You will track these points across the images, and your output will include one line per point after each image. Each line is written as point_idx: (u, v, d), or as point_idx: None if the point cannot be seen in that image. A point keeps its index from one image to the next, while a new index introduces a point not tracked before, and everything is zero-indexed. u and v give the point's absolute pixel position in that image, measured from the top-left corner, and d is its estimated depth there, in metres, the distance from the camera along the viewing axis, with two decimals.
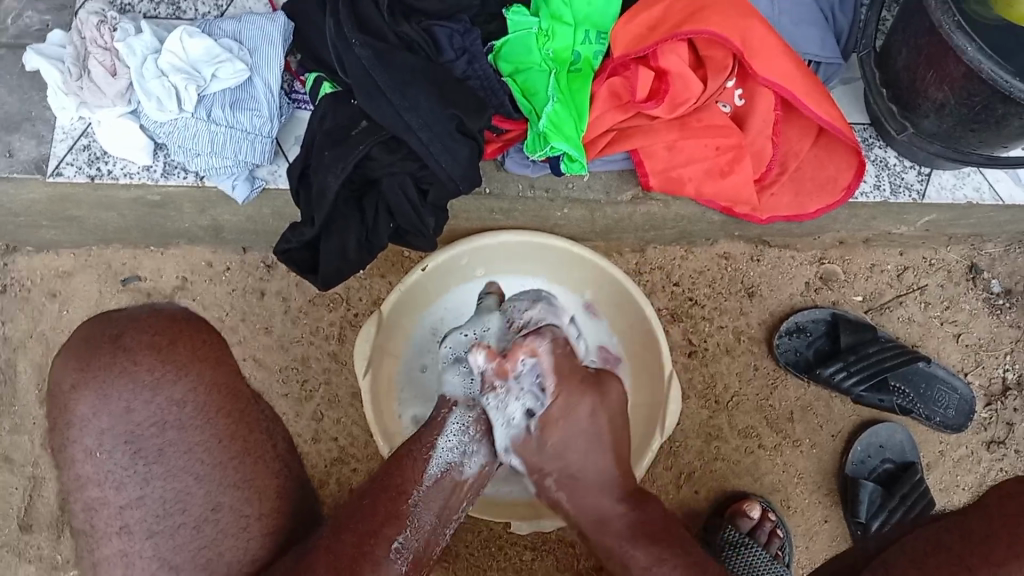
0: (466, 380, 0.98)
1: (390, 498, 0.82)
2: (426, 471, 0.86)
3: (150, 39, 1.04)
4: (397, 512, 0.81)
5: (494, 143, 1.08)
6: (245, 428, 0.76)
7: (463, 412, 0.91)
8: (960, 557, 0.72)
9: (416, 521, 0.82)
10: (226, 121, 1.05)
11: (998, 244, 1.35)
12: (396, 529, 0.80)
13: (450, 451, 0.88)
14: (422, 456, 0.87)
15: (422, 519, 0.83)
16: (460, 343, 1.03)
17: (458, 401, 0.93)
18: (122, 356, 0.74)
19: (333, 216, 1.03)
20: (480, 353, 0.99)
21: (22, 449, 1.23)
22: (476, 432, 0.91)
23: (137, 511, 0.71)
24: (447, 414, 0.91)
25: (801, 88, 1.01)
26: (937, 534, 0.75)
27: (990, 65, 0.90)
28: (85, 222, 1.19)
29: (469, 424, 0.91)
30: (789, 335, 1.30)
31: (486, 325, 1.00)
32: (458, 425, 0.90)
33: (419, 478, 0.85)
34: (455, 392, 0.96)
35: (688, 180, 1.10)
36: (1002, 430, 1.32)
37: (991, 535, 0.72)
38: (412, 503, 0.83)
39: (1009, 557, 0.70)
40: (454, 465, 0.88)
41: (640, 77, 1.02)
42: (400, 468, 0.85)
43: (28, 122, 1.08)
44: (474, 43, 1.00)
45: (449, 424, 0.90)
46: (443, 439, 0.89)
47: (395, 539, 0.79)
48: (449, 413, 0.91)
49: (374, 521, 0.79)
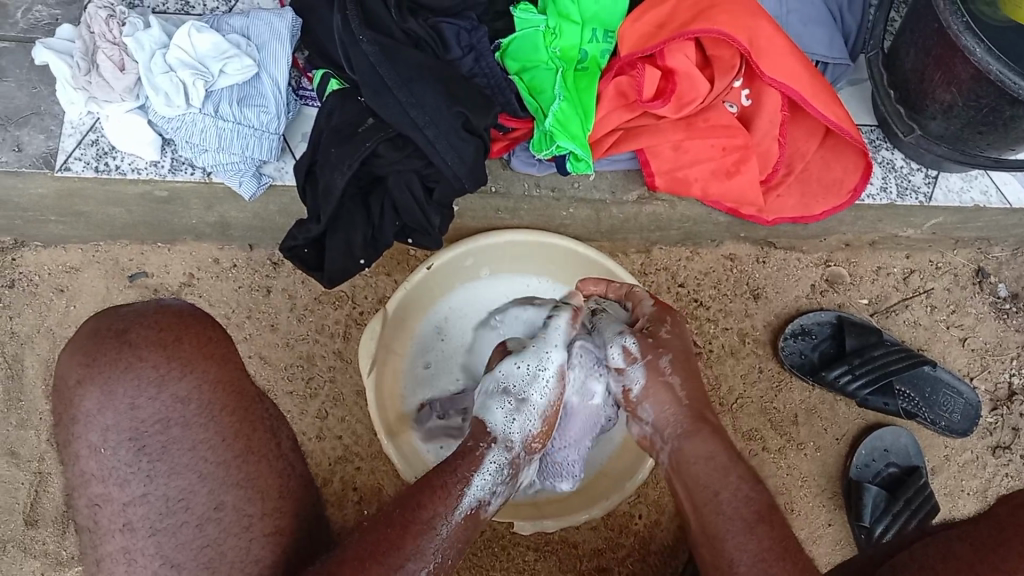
0: (511, 418, 0.92)
1: (417, 531, 0.76)
2: (460, 504, 0.82)
3: (160, 35, 1.05)
4: (422, 548, 0.75)
5: (501, 141, 1.08)
6: (249, 427, 0.76)
7: (500, 452, 0.89)
8: (969, 564, 0.71)
9: (441, 558, 0.77)
10: (234, 117, 1.05)
11: (1005, 248, 1.35)
12: (421, 565, 0.74)
13: (483, 490, 0.85)
14: (456, 490, 0.83)
15: (446, 558, 0.78)
16: (514, 375, 0.96)
17: (496, 439, 0.90)
18: (128, 351, 0.74)
19: (339, 214, 1.04)
20: (531, 398, 0.94)
21: (28, 444, 1.23)
22: (507, 474, 0.89)
23: (141, 507, 0.71)
24: (483, 451, 0.88)
25: (808, 88, 1.01)
26: (948, 543, 0.74)
27: (998, 66, 0.90)
28: (93, 217, 1.19)
29: (504, 466, 0.89)
30: (795, 336, 1.30)
31: (543, 368, 0.96)
32: (495, 464, 0.88)
33: (450, 515, 0.80)
34: (495, 426, 0.91)
35: (694, 181, 1.10)
36: (1008, 435, 1.32)
37: (1005, 542, 0.71)
38: (438, 542, 0.77)
39: (1020, 565, 0.69)
40: (483, 504, 0.85)
41: (646, 76, 1.01)
42: (430, 500, 0.80)
43: (37, 117, 1.09)
44: (480, 40, 1.01)
45: (486, 463, 0.87)
46: (478, 477, 0.86)
47: (420, 575, 0.74)
48: (487, 451, 0.89)
49: (400, 555, 0.73)
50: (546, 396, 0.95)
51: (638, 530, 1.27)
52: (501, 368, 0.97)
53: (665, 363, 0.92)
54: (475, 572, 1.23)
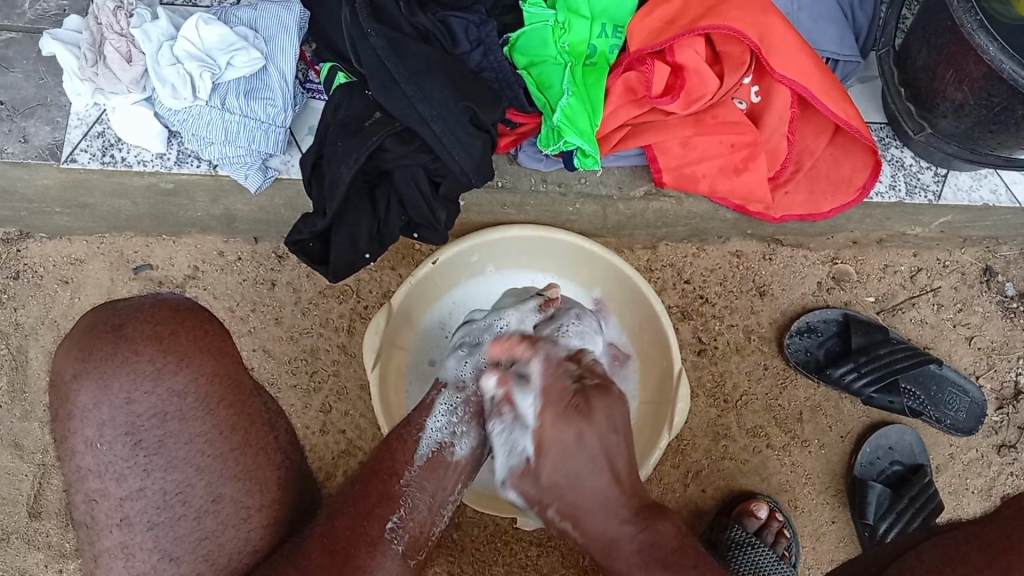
0: (463, 362, 0.97)
1: (382, 479, 0.82)
2: (417, 452, 0.86)
3: (167, 26, 1.05)
4: (387, 493, 0.80)
5: (507, 136, 1.06)
6: (247, 420, 0.76)
7: (450, 395, 0.94)
8: (979, 567, 0.71)
9: (409, 501, 0.81)
10: (239, 109, 1.04)
11: (1013, 247, 1.34)
12: (389, 510, 0.79)
13: (440, 431, 0.89)
14: (414, 436, 0.88)
15: (415, 500, 0.82)
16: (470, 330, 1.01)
17: (448, 384, 0.95)
18: (124, 346, 0.74)
19: (345, 209, 1.03)
20: (483, 341, 0.99)
21: (32, 436, 1.23)
22: (465, 415, 0.92)
23: (137, 502, 0.71)
24: (435, 397, 0.93)
25: (818, 86, 1.01)
26: (954, 541, 0.74)
27: (1011, 65, 0.89)
28: (98, 209, 1.19)
29: (458, 406, 0.92)
30: (800, 334, 1.30)
31: (499, 319, 1.01)
32: (446, 406, 0.92)
33: (408, 460, 0.85)
34: (447, 373, 0.96)
35: (702, 177, 1.09)
36: (1013, 434, 1.31)
37: (1013, 547, 0.72)
38: (404, 484, 0.83)
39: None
40: (445, 444, 0.88)
41: (655, 72, 1.01)
42: (390, 452, 0.85)
43: (44, 108, 1.08)
44: (489, 35, 1.00)
45: (438, 406, 0.92)
46: (432, 419, 0.90)
47: (389, 522, 0.77)
48: (437, 396, 0.94)
49: (367, 504, 0.78)
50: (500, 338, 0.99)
51: None
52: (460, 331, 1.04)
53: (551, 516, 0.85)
54: (478, 565, 1.24)
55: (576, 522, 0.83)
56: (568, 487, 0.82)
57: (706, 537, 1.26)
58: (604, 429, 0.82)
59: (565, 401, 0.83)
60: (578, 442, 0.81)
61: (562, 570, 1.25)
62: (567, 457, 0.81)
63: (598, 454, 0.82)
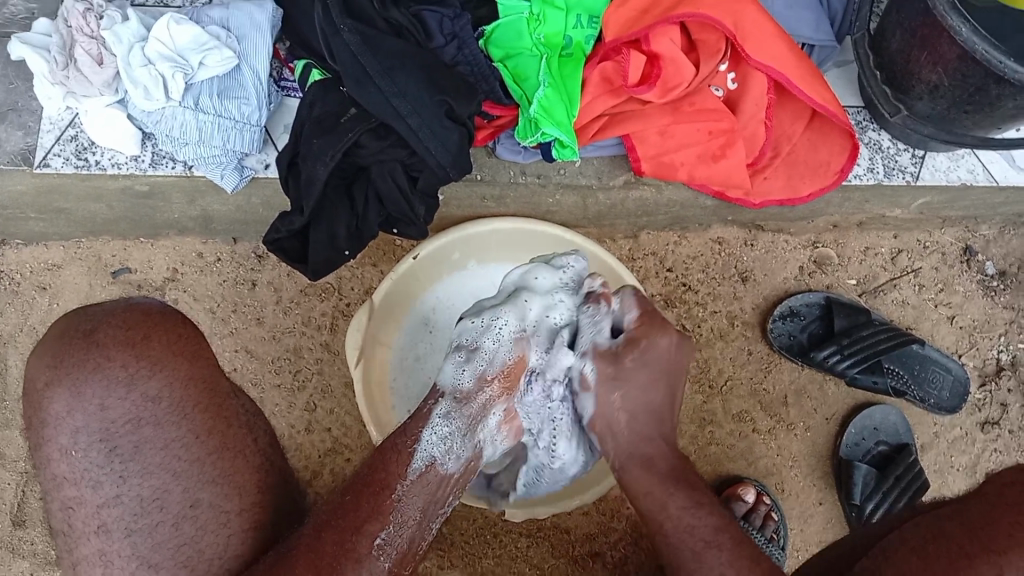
0: (461, 369, 0.91)
1: (373, 492, 0.78)
2: (410, 465, 0.82)
3: (138, 27, 1.03)
4: (380, 508, 0.77)
5: (485, 129, 1.07)
6: (223, 423, 0.75)
7: (449, 404, 0.89)
8: (960, 547, 0.71)
9: (400, 516, 0.78)
10: (214, 110, 1.03)
11: (992, 226, 1.34)
12: (380, 525, 0.76)
13: (435, 445, 0.84)
14: (407, 449, 0.83)
15: (406, 515, 0.79)
16: (466, 330, 0.94)
17: (445, 393, 0.90)
18: (97, 351, 0.73)
19: (321, 205, 1.03)
20: (482, 346, 0.92)
21: (14, 444, 1.22)
22: (461, 427, 0.88)
23: (115, 509, 0.70)
24: (431, 407, 0.88)
25: (793, 71, 1.00)
26: (936, 522, 0.74)
27: (984, 47, 0.90)
28: (74, 213, 1.17)
29: (456, 413, 0.88)
30: (784, 318, 1.30)
31: (498, 318, 0.94)
32: (444, 415, 0.87)
33: (403, 473, 0.81)
34: (445, 381, 0.90)
35: (681, 165, 1.09)
36: (996, 411, 1.33)
37: (993, 523, 0.72)
38: (396, 499, 0.79)
39: (1009, 546, 0.70)
40: (439, 460, 0.84)
41: (631, 61, 1.00)
42: (383, 462, 0.81)
43: (14, 112, 1.07)
44: (463, 28, 0.99)
45: (434, 417, 0.87)
46: (427, 432, 0.85)
47: (379, 537, 0.75)
48: (433, 404, 0.89)
49: (356, 518, 0.75)
50: (500, 345, 0.92)
51: (630, 515, 1.27)
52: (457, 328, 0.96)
53: (619, 396, 0.88)
54: (467, 559, 1.24)
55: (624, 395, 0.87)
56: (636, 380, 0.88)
57: None
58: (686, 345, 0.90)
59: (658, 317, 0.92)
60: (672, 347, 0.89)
61: (553, 561, 1.25)
62: (646, 352, 0.88)
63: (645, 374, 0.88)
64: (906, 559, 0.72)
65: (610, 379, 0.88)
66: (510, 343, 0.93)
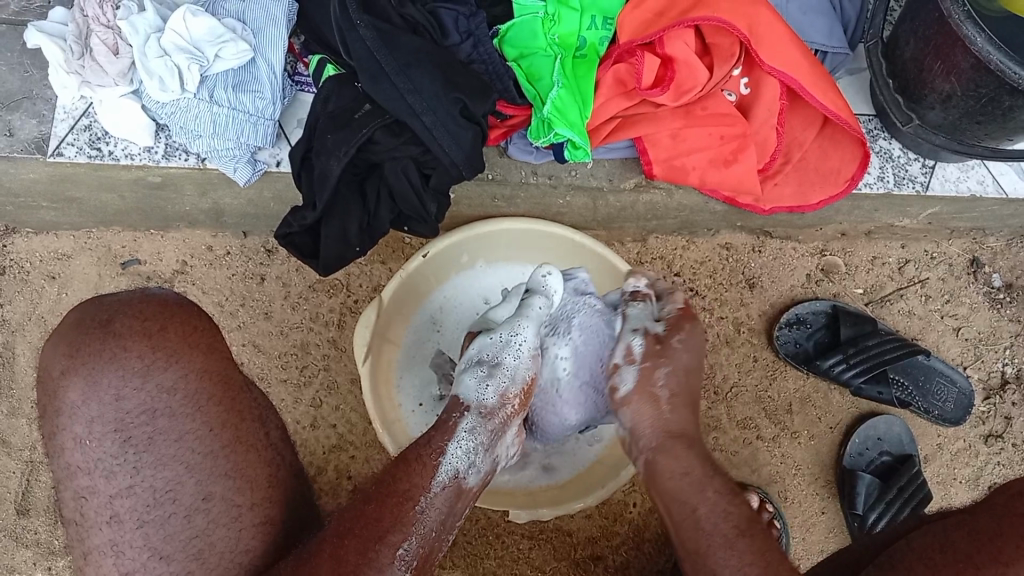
0: (483, 384, 0.91)
1: (396, 503, 0.76)
2: (434, 477, 0.81)
3: (154, 18, 1.02)
4: (402, 518, 0.75)
5: (498, 128, 1.07)
6: (236, 416, 0.75)
7: (474, 419, 0.88)
8: (968, 556, 0.71)
9: (421, 525, 0.77)
10: (229, 102, 1.04)
11: (999, 238, 1.35)
12: (401, 535, 0.74)
13: (459, 458, 0.84)
14: (432, 461, 0.82)
15: (427, 524, 0.78)
16: (486, 345, 0.94)
17: (470, 407, 0.89)
18: (113, 342, 0.73)
19: (334, 201, 1.02)
20: (503, 362, 0.92)
21: (19, 433, 1.22)
22: (484, 441, 0.87)
23: (127, 500, 0.70)
24: (457, 420, 0.87)
25: (807, 78, 1.01)
26: (944, 530, 0.74)
27: (999, 56, 0.90)
28: (85, 204, 1.18)
29: (480, 429, 0.88)
30: (790, 326, 1.30)
31: (517, 335, 0.94)
32: (468, 431, 0.87)
33: (426, 485, 0.80)
34: (468, 395, 0.90)
35: (692, 169, 1.10)
36: (1000, 424, 1.33)
37: (1001, 534, 0.71)
38: (418, 510, 0.77)
39: (1016, 556, 0.69)
40: (462, 473, 0.83)
41: (645, 63, 1.01)
42: (406, 473, 0.79)
43: (29, 101, 1.07)
44: (479, 26, 0.99)
45: (459, 430, 0.86)
46: (451, 445, 0.84)
47: (400, 547, 0.74)
48: (459, 418, 0.88)
49: (380, 528, 0.73)
50: (521, 361, 0.93)
51: (632, 519, 1.27)
52: (475, 344, 0.96)
53: (664, 373, 0.88)
54: (468, 560, 1.24)
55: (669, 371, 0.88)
56: (682, 356, 0.90)
57: None
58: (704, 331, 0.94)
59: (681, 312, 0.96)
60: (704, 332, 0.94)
61: (554, 563, 1.25)
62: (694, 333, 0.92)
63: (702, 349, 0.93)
64: (912, 568, 0.72)
65: (657, 357, 0.89)
66: (528, 359, 0.94)
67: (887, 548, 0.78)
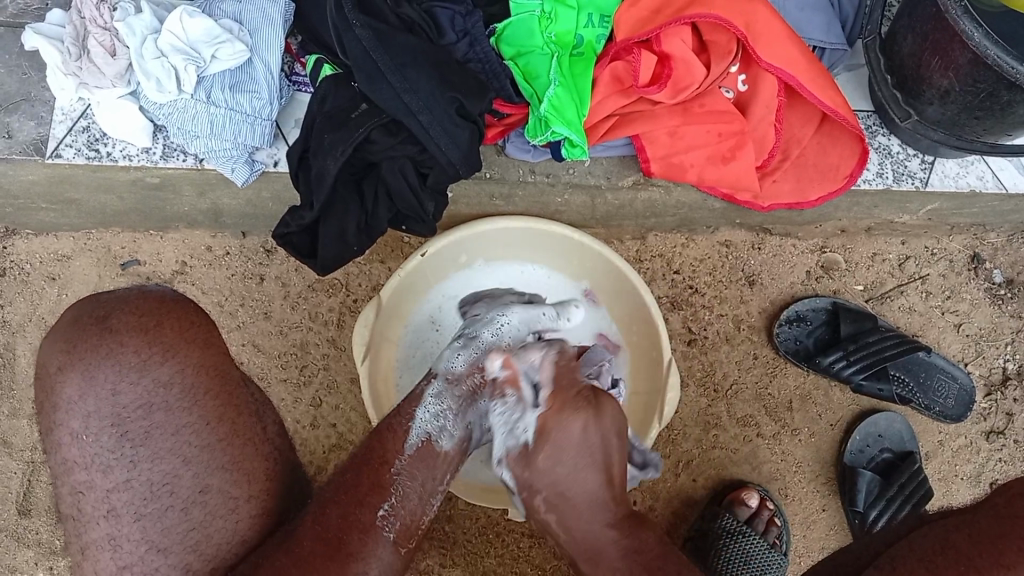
0: (456, 355, 0.95)
1: (372, 469, 0.79)
2: (407, 440, 0.84)
3: (151, 19, 1.03)
4: (379, 483, 0.78)
5: (495, 127, 1.07)
6: (233, 410, 0.76)
7: (442, 385, 0.92)
8: (969, 558, 0.70)
9: (400, 488, 0.79)
10: (225, 102, 1.04)
11: (1000, 234, 1.34)
12: (380, 498, 0.77)
13: (428, 421, 0.87)
14: (404, 427, 0.85)
15: (405, 489, 0.80)
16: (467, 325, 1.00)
17: (439, 375, 0.93)
18: (108, 338, 0.73)
19: (332, 200, 1.03)
20: (480, 336, 0.97)
21: (20, 434, 1.23)
22: (453, 406, 0.90)
23: (124, 494, 0.70)
24: (425, 388, 0.91)
25: (804, 74, 1.01)
26: (946, 531, 0.74)
27: (995, 50, 0.89)
28: (85, 205, 1.18)
29: (447, 394, 0.91)
30: (790, 323, 1.30)
31: (496, 316, 1.00)
32: (435, 395, 0.90)
33: (399, 448, 0.83)
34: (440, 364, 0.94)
35: (689, 167, 1.09)
36: (1002, 420, 1.32)
37: (1005, 534, 0.71)
38: (394, 473, 0.80)
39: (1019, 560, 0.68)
40: (433, 435, 0.86)
41: (642, 61, 1.00)
42: (380, 441, 0.83)
43: (28, 103, 1.07)
44: (475, 25, 0.99)
45: (427, 395, 0.90)
46: (421, 409, 0.87)
47: (382, 510, 0.76)
48: (427, 386, 0.92)
49: (357, 491, 0.76)
50: (498, 337, 0.97)
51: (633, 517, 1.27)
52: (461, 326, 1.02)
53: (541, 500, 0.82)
54: (469, 558, 1.24)
55: (556, 496, 0.81)
56: (557, 472, 0.80)
57: (695, 528, 1.27)
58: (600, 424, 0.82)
59: (575, 392, 0.84)
60: (584, 431, 0.81)
61: (554, 562, 1.25)
62: (563, 436, 0.81)
63: (591, 445, 0.81)
64: (914, 570, 0.72)
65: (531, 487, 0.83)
66: (506, 338, 0.98)
67: (885, 551, 0.78)
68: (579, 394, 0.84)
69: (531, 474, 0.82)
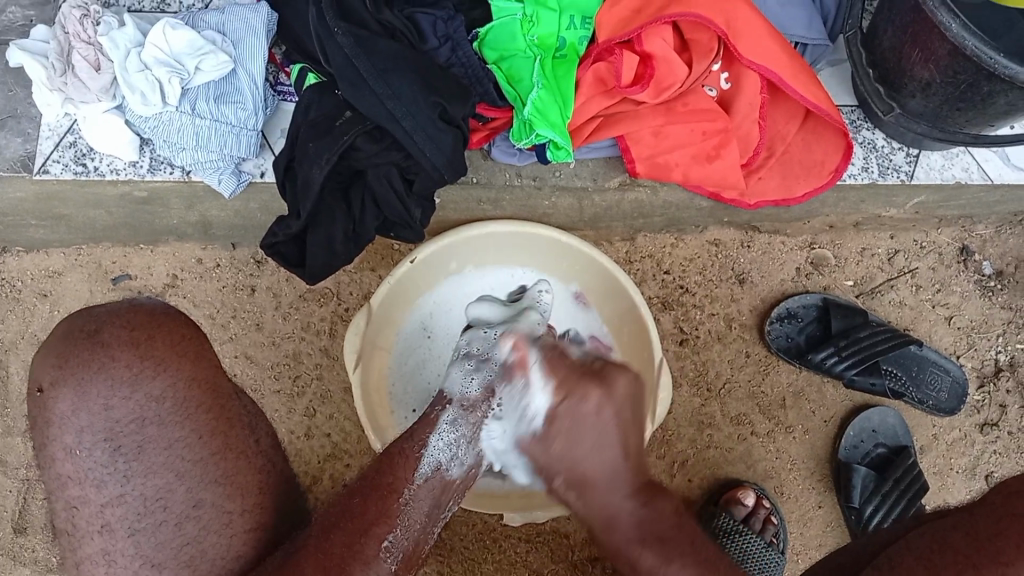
0: (468, 378, 0.91)
1: (381, 496, 0.78)
2: (417, 470, 0.83)
3: (134, 33, 1.03)
4: (387, 510, 0.77)
5: (480, 131, 1.08)
6: (224, 423, 0.75)
7: (456, 412, 0.89)
8: (966, 556, 0.70)
9: (407, 518, 0.79)
10: (210, 114, 1.04)
11: (988, 225, 1.35)
12: (387, 527, 0.76)
13: (442, 451, 0.86)
14: (415, 454, 0.84)
15: (413, 518, 0.79)
16: (477, 340, 0.95)
17: (453, 400, 0.90)
18: (101, 352, 0.73)
19: (318, 208, 1.03)
20: (493, 356, 0.92)
21: (14, 451, 1.22)
22: (468, 434, 0.88)
23: (119, 509, 0.70)
24: (439, 412, 0.89)
25: (786, 69, 1.01)
26: (942, 531, 0.74)
27: (973, 41, 0.90)
28: (74, 220, 1.18)
29: (463, 421, 0.88)
30: (781, 320, 1.30)
31: (509, 332, 0.95)
32: (449, 423, 0.88)
33: (409, 478, 0.82)
34: (453, 389, 0.90)
35: (675, 166, 1.10)
36: (996, 412, 1.32)
37: (1002, 532, 0.71)
38: (403, 502, 0.79)
39: (1017, 556, 0.69)
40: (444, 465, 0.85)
41: (624, 61, 1.01)
42: (392, 467, 0.82)
43: (14, 120, 1.08)
44: (457, 30, 1.00)
45: (440, 423, 0.88)
46: (433, 437, 0.86)
47: (387, 539, 0.75)
48: (441, 411, 0.89)
49: (363, 521, 0.75)
50: None
51: None
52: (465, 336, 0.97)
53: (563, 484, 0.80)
54: (467, 564, 1.23)
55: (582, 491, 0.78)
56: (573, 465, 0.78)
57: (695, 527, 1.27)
58: (611, 405, 0.78)
59: (577, 372, 0.80)
60: (596, 413, 0.77)
61: (552, 566, 1.25)
62: (577, 426, 0.78)
63: (603, 428, 0.77)
64: (911, 568, 0.71)
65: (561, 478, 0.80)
66: None
67: (883, 551, 0.78)
68: (582, 374, 0.79)
69: (547, 460, 0.80)
